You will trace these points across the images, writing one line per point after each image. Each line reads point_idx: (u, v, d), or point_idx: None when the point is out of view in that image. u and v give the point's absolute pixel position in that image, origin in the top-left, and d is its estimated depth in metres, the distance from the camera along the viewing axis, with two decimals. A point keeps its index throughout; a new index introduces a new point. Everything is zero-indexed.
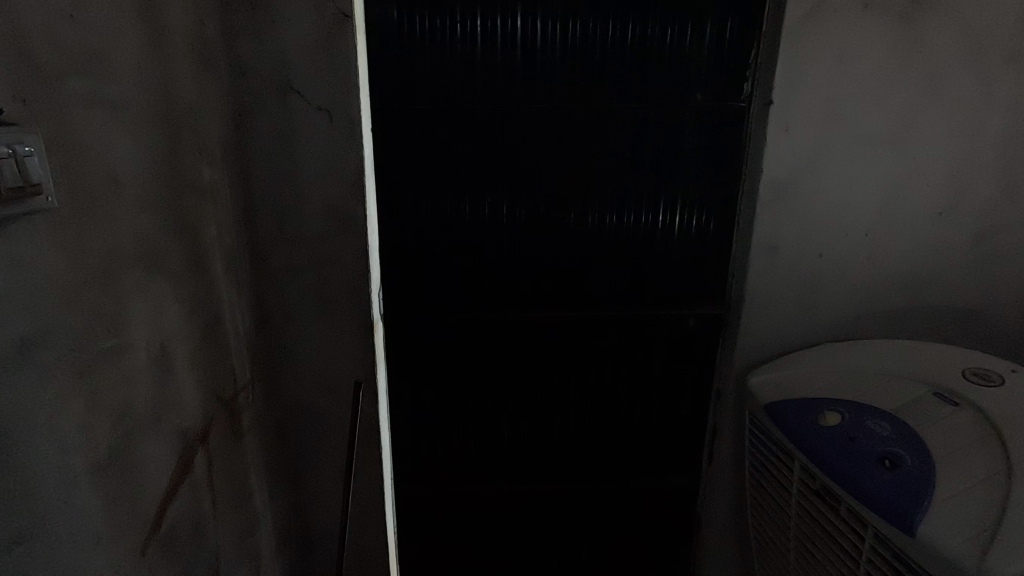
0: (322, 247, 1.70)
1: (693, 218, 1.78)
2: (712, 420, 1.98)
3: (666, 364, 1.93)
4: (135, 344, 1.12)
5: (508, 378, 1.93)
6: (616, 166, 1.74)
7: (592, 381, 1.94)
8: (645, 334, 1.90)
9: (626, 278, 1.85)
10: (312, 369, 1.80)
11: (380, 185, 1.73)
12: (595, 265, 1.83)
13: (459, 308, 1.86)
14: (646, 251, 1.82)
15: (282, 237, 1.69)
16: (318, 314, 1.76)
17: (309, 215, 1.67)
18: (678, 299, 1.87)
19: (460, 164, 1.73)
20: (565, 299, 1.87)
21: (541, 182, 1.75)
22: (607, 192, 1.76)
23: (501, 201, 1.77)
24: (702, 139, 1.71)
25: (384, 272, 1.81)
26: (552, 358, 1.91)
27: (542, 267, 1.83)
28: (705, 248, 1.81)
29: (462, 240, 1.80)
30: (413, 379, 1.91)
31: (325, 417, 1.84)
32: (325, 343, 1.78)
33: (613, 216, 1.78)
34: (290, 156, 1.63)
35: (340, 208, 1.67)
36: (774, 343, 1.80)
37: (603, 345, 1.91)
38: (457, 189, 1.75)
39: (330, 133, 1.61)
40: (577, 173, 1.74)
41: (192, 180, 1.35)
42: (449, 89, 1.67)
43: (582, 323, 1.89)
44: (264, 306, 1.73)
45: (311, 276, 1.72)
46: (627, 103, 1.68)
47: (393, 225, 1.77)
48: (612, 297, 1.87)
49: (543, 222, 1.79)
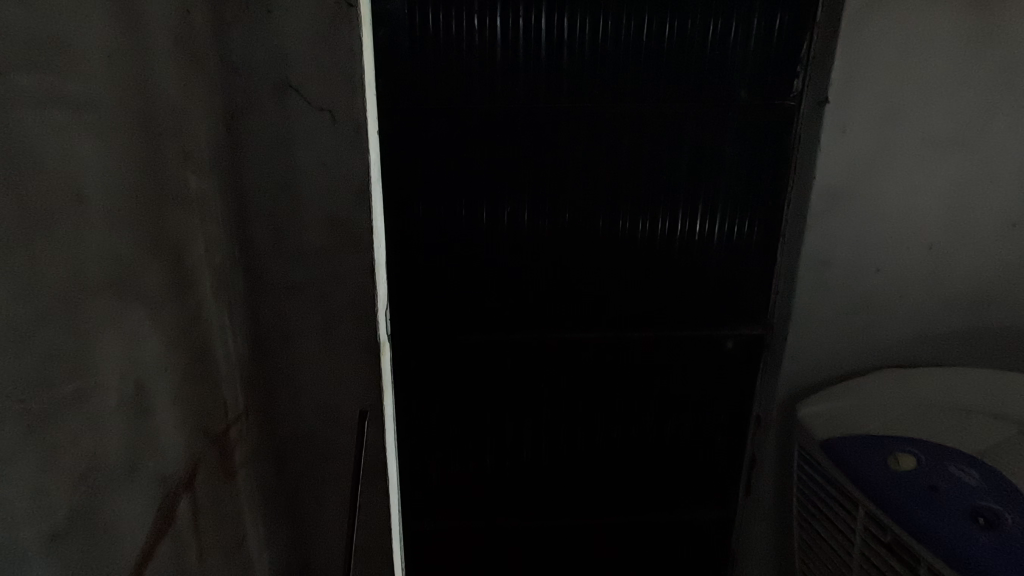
0: (324, 262, 1.54)
1: (734, 230, 1.61)
2: (751, 449, 1.80)
3: (703, 390, 1.76)
4: (101, 385, 0.95)
5: (528, 404, 1.76)
6: (650, 172, 1.57)
7: (620, 408, 1.77)
8: (679, 356, 1.73)
9: (660, 295, 1.68)
10: (313, 395, 1.63)
11: (388, 193, 1.57)
12: (625, 282, 1.66)
13: (474, 328, 1.70)
14: (682, 266, 1.65)
15: (279, 251, 1.53)
16: (319, 335, 1.59)
17: (309, 227, 1.51)
18: (715, 318, 1.70)
19: (477, 169, 1.56)
20: (592, 318, 1.70)
21: (566, 190, 1.58)
22: (639, 201, 1.59)
23: (521, 211, 1.60)
24: (747, 143, 1.54)
25: (392, 289, 1.65)
26: (576, 382, 1.74)
27: (566, 284, 1.66)
28: (747, 263, 1.64)
29: (479, 254, 1.63)
30: (424, 404, 1.75)
31: (328, 446, 1.67)
32: (327, 367, 1.62)
33: (646, 227, 1.61)
34: (289, 162, 1.46)
35: (345, 220, 1.51)
36: (823, 367, 1.62)
37: (633, 368, 1.74)
38: (473, 197, 1.58)
39: (333, 136, 1.45)
40: (607, 180, 1.57)
41: (176, 190, 1.18)
42: (466, 87, 1.51)
43: (609, 344, 1.71)
44: (260, 327, 1.57)
45: (312, 294, 1.56)
46: (663, 102, 1.51)
47: (402, 238, 1.61)
48: (643, 316, 1.70)
49: (568, 234, 1.62)
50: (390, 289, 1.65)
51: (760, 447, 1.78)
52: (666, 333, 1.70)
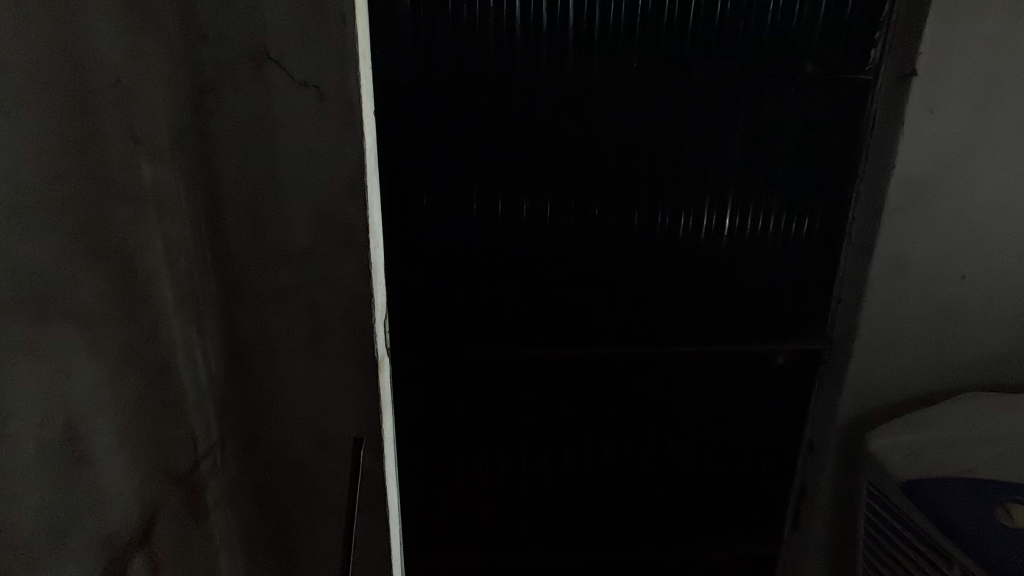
0: (312, 265, 1.32)
1: (789, 228, 1.38)
2: (801, 478, 1.58)
3: (748, 413, 1.54)
4: (10, 433, 0.73)
5: (547, 428, 1.54)
6: (694, 161, 1.34)
7: (653, 432, 1.55)
8: (722, 375, 1.50)
9: (701, 304, 1.45)
10: (301, 417, 1.42)
11: (387, 185, 1.35)
12: (662, 289, 1.44)
13: (487, 341, 1.48)
14: (728, 272, 1.42)
15: (259, 252, 1.30)
16: (306, 349, 1.37)
17: (294, 225, 1.29)
18: (766, 331, 1.47)
19: (491, 158, 1.34)
20: (622, 331, 1.48)
21: (595, 183, 1.35)
22: (681, 195, 1.36)
23: (540, 206, 1.37)
24: (810, 126, 1.30)
25: (392, 296, 1.43)
26: (604, 403, 1.52)
27: (593, 290, 1.44)
28: (804, 268, 1.41)
29: (492, 256, 1.41)
30: (428, 426, 1.53)
31: (319, 475, 1.46)
32: (317, 386, 1.40)
33: (688, 226, 1.38)
34: (268, 148, 1.24)
35: (335, 216, 1.28)
36: (892, 389, 1.40)
37: (668, 388, 1.51)
38: (486, 189, 1.36)
39: (320, 117, 1.22)
40: (643, 170, 1.34)
41: (121, 181, 0.96)
42: (478, 61, 1.28)
43: (641, 359, 1.49)
44: (238, 342, 1.35)
45: (298, 304, 1.34)
46: (713, 78, 1.28)
47: (403, 238, 1.39)
48: (680, 327, 1.47)
49: (597, 234, 1.39)
50: (389, 296, 1.43)
51: (811, 476, 1.55)
52: (709, 348, 1.48)
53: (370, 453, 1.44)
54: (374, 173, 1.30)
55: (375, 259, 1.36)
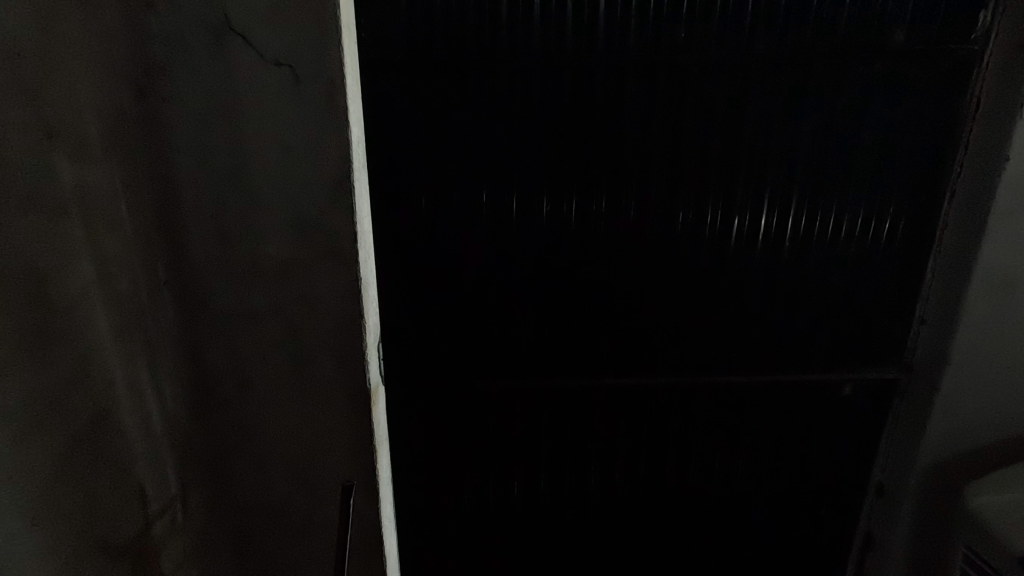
0: (291, 281, 1.11)
1: (864, 235, 1.15)
2: (866, 527, 1.35)
3: (806, 452, 1.30)
4: None
5: (569, 469, 1.31)
6: (751, 155, 1.10)
7: (695, 473, 1.32)
8: (779, 409, 1.27)
9: (755, 324, 1.22)
10: (281, 457, 1.21)
11: (379, 183, 1.12)
12: (708, 306, 1.21)
13: (499, 366, 1.25)
14: (788, 287, 1.19)
15: (227, 266, 1.09)
16: (286, 378, 1.16)
17: (270, 233, 1.08)
18: (830, 357, 1.23)
19: (505, 151, 1.11)
20: (660, 355, 1.25)
21: (630, 181, 1.12)
22: (734, 196, 1.13)
23: (564, 208, 1.14)
24: (893, 109, 1.07)
25: (387, 314, 1.21)
26: (636, 441, 1.29)
27: (626, 307, 1.21)
28: (881, 281, 1.18)
29: (506, 268, 1.18)
30: (430, 465, 1.31)
31: (302, 523, 1.25)
32: (300, 421, 1.19)
33: (743, 232, 1.15)
34: (235, 141, 1.03)
35: (319, 222, 1.07)
36: (987, 427, 1.18)
37: (714, 424, 1.28)
38: (499, 188, 1.13)
39: (298, 104, 1.01)
40: (689, 164, 1.11)
41: (24, 186, 0.75)
42: (490, 34, 1.05)
43: (683, 388, 1.26)
44: (205, 371, 1.14)
45: (277, 325, 1.13)
46: (779, 49, 1.05)
47: (399, 247, 1.16)
48: (730, 351, 1.24)
49: (632, 241, 1.16)
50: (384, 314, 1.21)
51: (879, 527, 1.31)
52: (762, 377, 1.24)
53: (363, 497, 1.23)
54: (364, 168, 1.08)
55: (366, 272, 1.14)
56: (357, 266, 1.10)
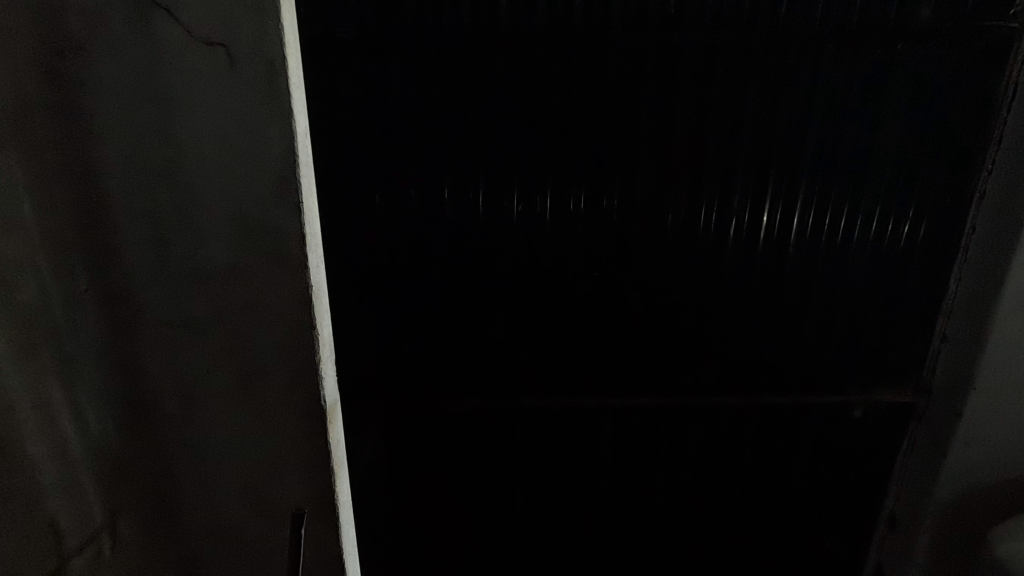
0: (234, 288, 0.99)
1: (879, 241, 1.01)
2: (876, 560, 1.23)
3: (810, 479, 1.17)
4: None
5: (548, 493, 1.20)
6: (752, 150, 0.98)
7: (686, 500, 1.20)
8: (782, 434, 1.14)
9: (756, 340, 1.09)
10: (228, 480, 1.10)
11: (334, 180, 1.01)
12: (702, 319, 1.08)
13: (471, 382, 1.14)
14: (792, 299, 1.06)
15: (162, 271, 0.98)
16: (231, 396, 1.05)
17: (208, 236, 0.96)
18: (839, 376, 1.11)
19: (473, 145, 0.99)
20: (649, 372, 1.12)
21: (614, 180, 1.00)
22: (732, 197, 1.00)
23: (540, 208, 1.02)
24: (915, 99, 0.94)
25: (346, 324, 1.10)
26: (622, 465, 1.17)
27: (610, 319, 1.09)
28: (898, 294, 1.05)
29: (476, 275, 1.06)
30: (397, 488, 1.20)
31: (255, 550, 1.14)
32: (249, 443, 1.08)
33: (741, 236, 1.02)
34: (165, 132, 0.91)
35: (262, 223, 0.96)
36: (1016, 457, 1.05)
37: (708, 448, 1.15)
38: (467, 187, 1.01)
39: (233, 90, 0.89)
40: (680, 162, 0.99)
41: None
42: (453, 12, 0.93)
43: (673, 410, 1.13)
44: (140, 389, 1.03)
45: (219, 338, 1.02)
46: (784, 29, 0.91)
47: (358, 250, 1.05)
48: (727, 368, 1.11)
49: (616, 245, 1.04)
50: (342, 324, 1.10)
51: (891, 561, 1.19)
52: (761, 398, 1.12)
53: (320, 524, 1.12)
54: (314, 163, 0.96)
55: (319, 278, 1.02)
56: (307, 272, 0.98)
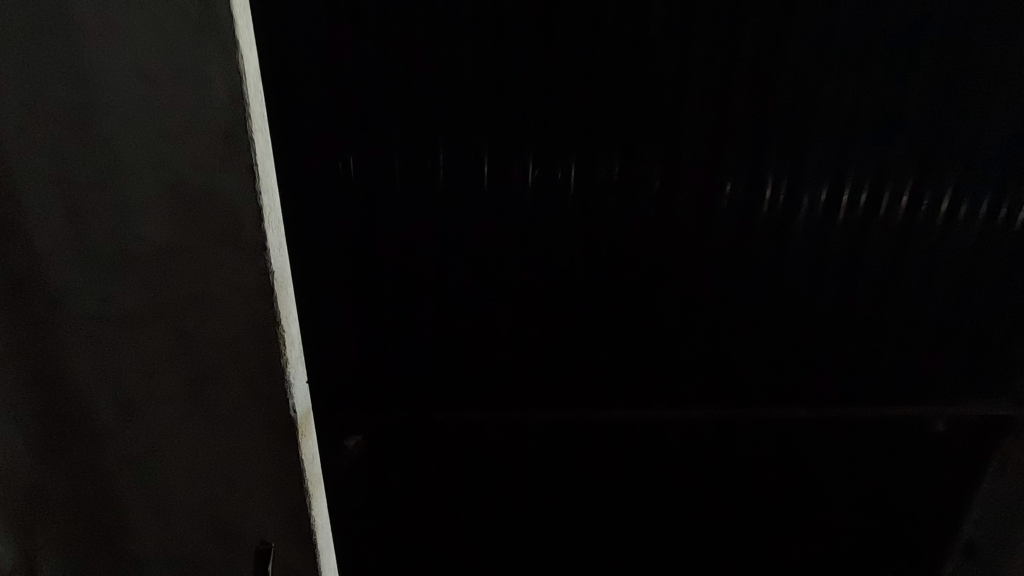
0: (171, 275, 0.80)
1: (978, 221, 0.84)
2: None
3: (876, 509, 0.98)
4: None
5: (565, 523, 1.01)
6: (824, 109, 0.79)
7: (728, 533, 1.01)
8: (847, 455, 0.95)
9: (822, 342, 0.90)
10: (177, 504, 0.91)
11: (302, 144, 0.81)
12: (758, 317, 0.88)
13: (473, 391, 0.94)
14: (867, 295, 0.87)
15: (84, 252, 0.79)
16: (175, 406, 0.86)
17: (141, 209, 0.77)
18: (919, 388, 0.92)
19: (477, 100, 0.79)
20: (690, 382, 0.93)
21: (653, 146, 0.81)
22: (797, 167, 0.81)
23: (561, 181, 0.82)
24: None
25: (320, 322, 0.89)
26: (654, 490, 0.98)
27: (644, 317, 0.89)
28: (995, 288, 0.87)
29: (479, 261, 0.87)
30: (385, 513, 1.02)
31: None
32: (201, 464, 0.89)
33: (809, 215, 0.83)
34: (77, 75, 0.72)
35: (201, 194, 0.75)
36: None
37: (759, 471, 0.96)
38: (469, 151, 0.82)
39: (157, 17, 0.69)
40: (737, 123, 0.80)
41: None
42: None
43: (718, 426, 0.94)
44: (68, 392, 0.86)
45: (160, 338, 0.83)
46: None
47: (335, 232, 0.85)
48: (785, 378, 0.91)
49: (654, 227, 0.84)
50: (314, 323, 0.89)
51: None
52: (826, 412, 0.93)
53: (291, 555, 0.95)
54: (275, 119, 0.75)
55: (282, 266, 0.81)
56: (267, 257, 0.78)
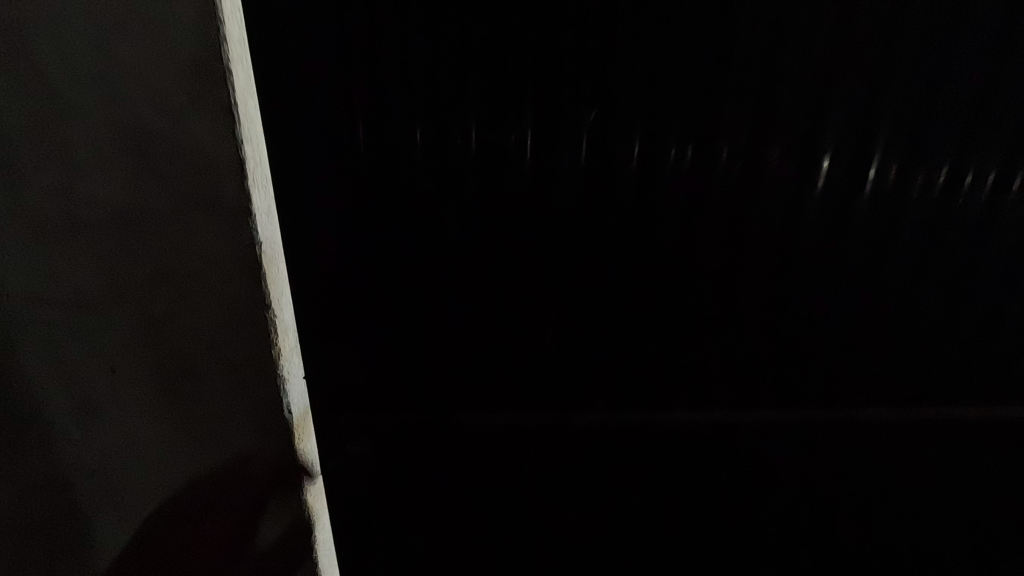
0: (133, 245, 0.69)
1: None
2: None
3: (964, 543, 0.84)
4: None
5: (609, 554, 0.88)
6: (925, 103, 0.65)
7: (798, 569, 0.87)
8: (922, 503, 0.82)
9: (901, 378, 0.76)
10: (137, 508, 0.81)
11: (301, 118, 0.66)
12: (848, 327, 0.74)
13: (491, 422, 0.80)
14: (977, 299, 0.73)
15: (25, 217, 0.69)
16: (139, 396, 0.76)
17: (100, 175, 0.66)
18: (1019, 432, 0.78)
19: (519, 61, 0.65)
20: (758, 398, 0.78)
21: (735, 122, 0.66)
22: (888, 171, 0.68)
23: (621, 165, 0.68)
24: None
25: (311, 332, 0.76)
26: (713, 523, 0.84)
27: (696, 336, 0.75)
28: None
29: (502, 269, 0.73)
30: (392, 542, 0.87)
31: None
32: (170, 459, 0.79)
33: (918, 208, 0.69)
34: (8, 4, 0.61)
35: (167, 148, 0.65)
36: None
37: (837, 504, 0.82)
38: (494, 142, 0.68)
39: None
40: (815, 120, 0.66)
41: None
42: None
43: (793, 453, 0.80)
44: (12, 379, 0.75)
45: (121, 318, 0.72)
46: None
47: (341, 223, 0.71)
48: (875, 397, 0.77)
49: (731, 219, 0.70)
50: (306, 333, 0.76)
51: None
52: (904, 455, 0.79)
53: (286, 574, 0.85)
54: (266, 81, 0.65)
55: (274, 246, 0.71)
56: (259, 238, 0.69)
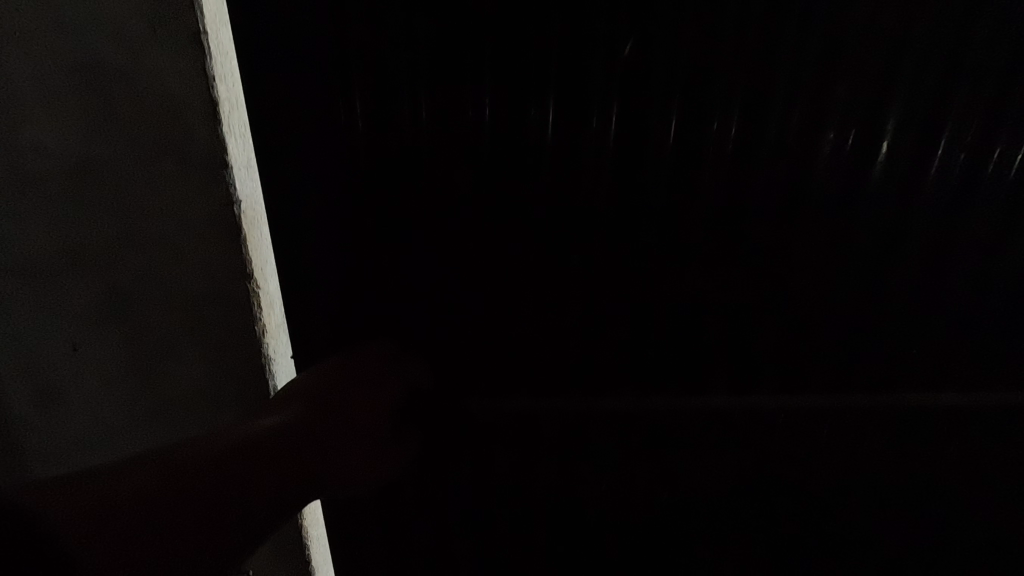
0: (96, 205, 0.61)
1: None
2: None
3: (942, 506, 0.86)
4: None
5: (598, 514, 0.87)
6: (976, 100, 0.62)
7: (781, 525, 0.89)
8: (909, 487, 0.85)
9: (912, 376, 0.77)
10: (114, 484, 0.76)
11: (288, 78, 0.59)
12: (851, 289, 0.72)
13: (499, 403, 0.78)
14: (986, 270, 0.71)
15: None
16: (113, 371, 0.70)
17: (43, 125, 0.58)
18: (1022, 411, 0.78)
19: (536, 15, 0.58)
20: (756, 360, 0.77)
21: (762, 85, 0.61)
22: (918, 173, 0.66)
23: (634, 125, 0.63)
24: None
25: (302, 321, 0.70)
26: (704, 482, 0.85)
27: (708, 332, 0.76)
28: None
29: (513, 264, 0.71)
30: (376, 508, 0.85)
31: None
32: (147, 433, 0.74)
33: (942, 181, 0.66)
34: None
35: (133, 93, 0.57)
36: None
37: (827, 462, 0.83)
38: (510, 133, 0.63)
39: None
40: (853, 85, 0.61)
41: None
42: None
43: (788, 415, 0.80)
44: None
45: (87, 286, 0.65)
46: None
47: (328, 191, 0.64)
48: (874, 360, 0.77)
49: (742, 181, 0.66)
50: (297, 321, 0.70)
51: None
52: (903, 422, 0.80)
53: (295, 553, 0.87)
54: (241, 27, 0.57)
55: (255, 211, 0.65)
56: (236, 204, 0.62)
